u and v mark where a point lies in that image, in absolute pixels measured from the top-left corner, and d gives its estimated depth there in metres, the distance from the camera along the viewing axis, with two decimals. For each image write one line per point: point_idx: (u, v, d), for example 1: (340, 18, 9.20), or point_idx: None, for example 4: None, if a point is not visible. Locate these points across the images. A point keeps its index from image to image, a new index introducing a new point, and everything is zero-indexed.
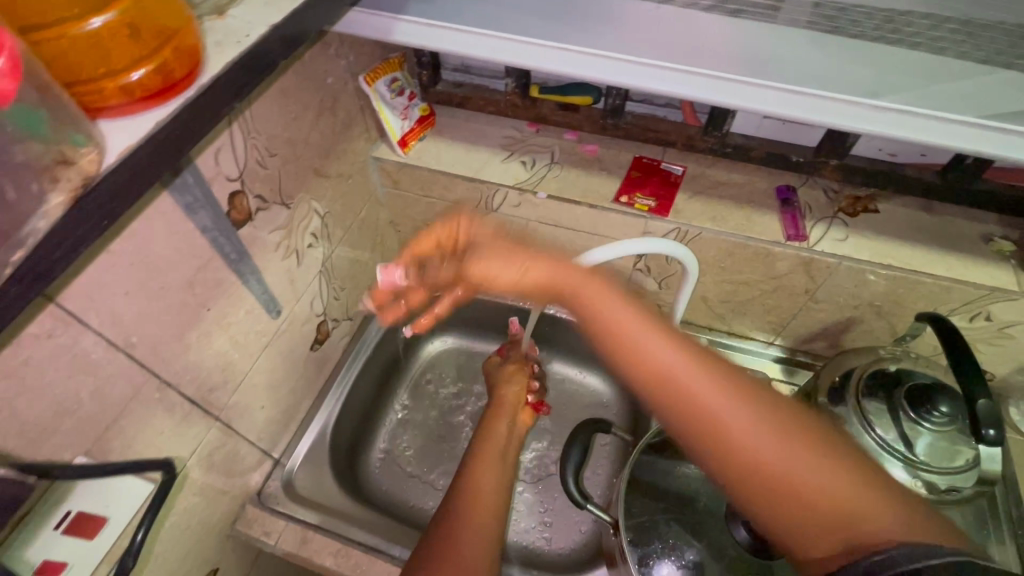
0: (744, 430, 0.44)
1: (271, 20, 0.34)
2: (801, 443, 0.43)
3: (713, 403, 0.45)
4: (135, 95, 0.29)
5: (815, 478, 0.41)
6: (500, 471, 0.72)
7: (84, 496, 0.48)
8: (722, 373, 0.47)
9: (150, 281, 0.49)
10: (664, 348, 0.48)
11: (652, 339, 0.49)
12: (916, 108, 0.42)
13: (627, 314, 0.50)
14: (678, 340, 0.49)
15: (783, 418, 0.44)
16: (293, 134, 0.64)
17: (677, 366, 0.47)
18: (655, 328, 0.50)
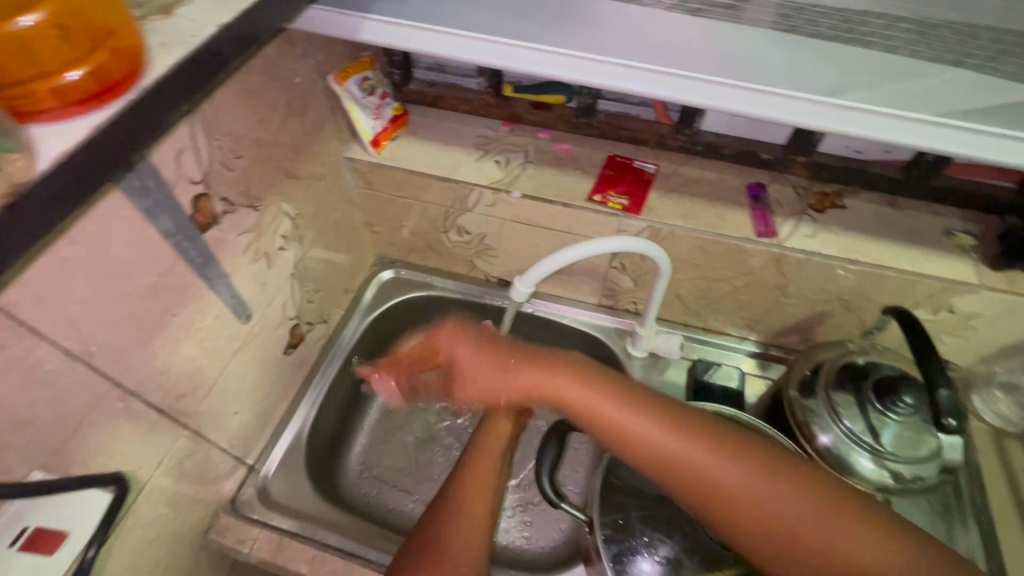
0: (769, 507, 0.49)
1: (222, 18, 0.32)
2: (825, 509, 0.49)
3: (762, 493, 0.49)
4: (69, 99, 0.27)
5: (851, 544, 0.47)
6: (496, 470, 0.63)
7: (39, 514, 0.47)
8: (762, 458, 0.51)
9: (109, 288, 0.48)
10: (715, 458, 0.50)
11: (715, 462, 0.50)
12: (877, 107, 0.42)
13: (665, 433, 0.51)
14: (738, 449, 0.51)
15: (807, 482, 0.50)
16: (260, 135, 0.63)
17: (727, 475, 0.49)
18: (691, 433, 0.51)
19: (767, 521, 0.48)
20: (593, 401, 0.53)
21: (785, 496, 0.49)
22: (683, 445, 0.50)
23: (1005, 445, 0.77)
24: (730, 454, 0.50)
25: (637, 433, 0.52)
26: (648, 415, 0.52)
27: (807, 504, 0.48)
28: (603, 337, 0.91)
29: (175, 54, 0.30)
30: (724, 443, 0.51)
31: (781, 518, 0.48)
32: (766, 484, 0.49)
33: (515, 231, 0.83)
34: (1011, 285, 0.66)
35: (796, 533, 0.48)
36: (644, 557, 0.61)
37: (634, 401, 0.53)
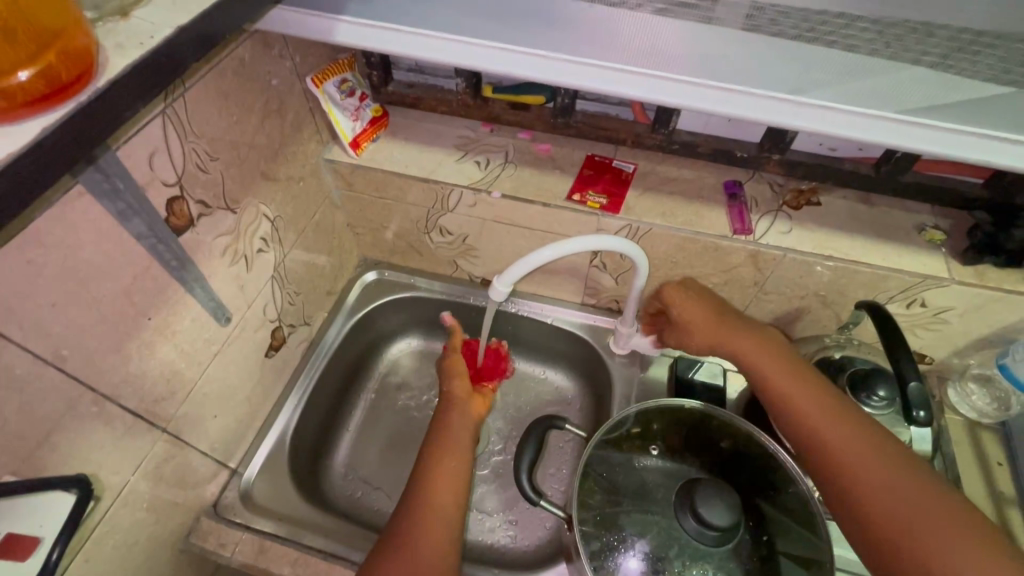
0: (888, 500, 0.50)
1: (178, 21, 0.32)
2: (950, 523, 0.48)
3: (885, 486, 0.51)
4: (17, 100, 0.26)
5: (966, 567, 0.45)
6: (458, 464, 0.70)
7: (14, 519, 0.46)
8: (905, 467, 0.52)
9: (80, 292, 0.48)
10: (853, 437, 0.54)
11: (851, 440, 0.54)
12: (839, 105, 0.45)
13: (816, 403, 0.58)
14: (881, 447, 0.53)
15: (942, 502, 0.49)
16: (236, 137, 0.63)
17: (865, 455, 0.53)
18: (839, 415, 0.56)
19: (875, 505, 0.51)
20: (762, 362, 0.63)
21: (904, 491, 0.50)
22: (831, 418, 0.56)
23: (979, 436, 0.79)
24: (877, 442, 0.54)
25: (788, 399, 0.59)
26: (812, 390, 0.59)
27: (930, 513, 0.48)
28: (587, 335, 0.92)
29: (130, 56, 0.30)
30: (875, 438, 0.54)
31: (891, 509, 0.50)
32: (887, 474, 0.51)
33: (497, 231, 0.83)
34: (981, 279, 0.67)
35: (908, 533, 0.48)
36: (627, 555, 0.62)
37: (794, 371, 0.61)
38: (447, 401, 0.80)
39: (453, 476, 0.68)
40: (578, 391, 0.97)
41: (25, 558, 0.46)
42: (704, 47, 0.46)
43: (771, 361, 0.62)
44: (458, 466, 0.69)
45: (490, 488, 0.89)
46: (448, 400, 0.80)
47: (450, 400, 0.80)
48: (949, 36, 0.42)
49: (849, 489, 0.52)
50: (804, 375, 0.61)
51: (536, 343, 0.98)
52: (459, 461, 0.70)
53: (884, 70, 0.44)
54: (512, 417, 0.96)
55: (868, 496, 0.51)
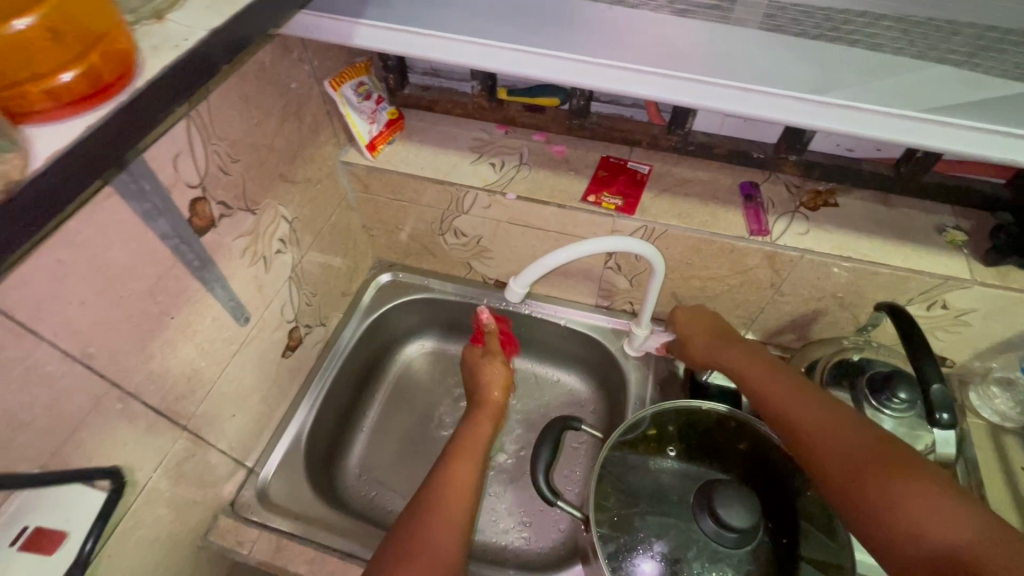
0: (842, 452, 0.53)
1: (210, 24, 0.33)
2: (899, 468, 0.49)
3: (851, 451, 0.52)
4: (63, 100, 0.27)
5: (926, 509, 0.45)
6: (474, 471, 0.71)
7: (42, 514, 0.47)
8: (875, 437, 0.53)
9: (108, 290, 0.49)
10: (820, 414, 0.57)
11: (819, 419, 0.56)
12: (860, 104, 0.45)
13: (788, 392, 0.61)
14: (853, 421, 0.55)
15: (912, 463, 0.49)
16: (256, 139, 0.64)
17: (834, 428, 0.55)
18: (813, 400, 0.59)
19: (827, 461, 0.53)
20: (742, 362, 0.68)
21: (853, 443, 0.53)
22: (803, 400, 0.59)
23: (1001, 440, 0.78)
24: (841, 417, 0.56)
25: (764, 393, 0.63)
26: (788, 381, 0.62)
27: (893, 474, 0.49)
28: (601, 337, 0.92)
29: (166, 59, 0.31)
30: (844, 414, 0.56)
31: (840, 462, 0.52)
32: (842, 431, 0.54)
33: (511, 233, 0.83)
34: (1005, 280, 0.66)
35: (874, 488, 0.49)
36: (643, 558, 0.61)
37: (766, 367, 0.66)
38: (483, 407, 0.82)
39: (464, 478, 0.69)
40: (591, 392, 0.97)
41: (50, 551, 0.48)
42: (723, 46, 0.47)
43: (748, 360, 0.68)
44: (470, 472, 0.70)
45: (504, 489, 0.89)
46: (484, 405, 0.82)
47: (484, 406, 0.82)
48: (974, 36, 0.41)
49: (810, 450, 0.55)
50: (775, 370, 0.65)
51: (549, 346, 0.98)
52: (474, 465, 0.71)
53: (907, 70, 0.43)
54: (526, 419, 0.96)
55: (822, 453, 0.54)
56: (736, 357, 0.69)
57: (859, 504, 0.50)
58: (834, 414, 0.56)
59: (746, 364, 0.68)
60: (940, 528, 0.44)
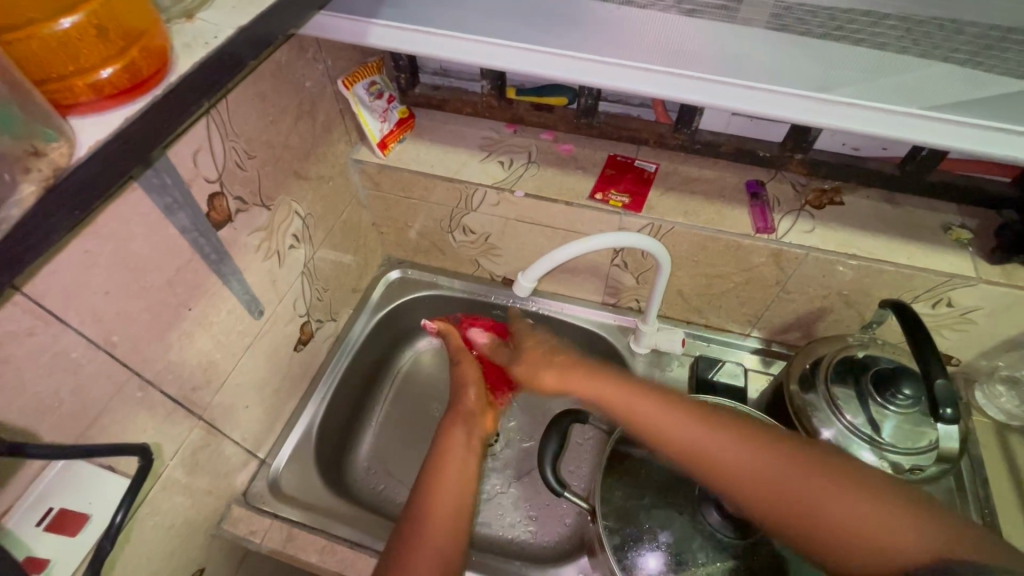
0: (755, 472, 0.53)
1: (238, 22, 0.34)
2: (814, 473, 0.51)
3: (767, 475, 0.53)
4: (103, 93, 0.29)
5: (852, 515, 0.48)
6: (464, 475, 0.70)
7: (65, 495, 0.49)
8: (781, 450, 0.54)
9: (130, 281, 0.50)
10: (722, 440, 0.56)
11: (719, 444, 0.56)
12: (863, 102, 0.45)
13: (680, 420, 0.59)
14: (756, 437, 0.56)
15: (823, 467, 0.52)
16: (271, 137, 0.65)
17: (740, 455, 0.55)
18: (706, 423, 0.59)
19: (744, 480, 0.54)
20: (619, 396, 0.65)
21: (759, 460, 0.54)
22: (699, 427, 0.58)
23: (1007, 438, 0.78)
24: (738, 436, 0.56)
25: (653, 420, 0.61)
26: (675, 406, 0.61)
27: (810, 481, 0.51)
28: (607, 334, 0.93)
29: (197, 56, 0.32)
30: (743, 432, 0.57)
31: (758, 479, 0.53)
32: (747, 452, 0.55)
33: (519, 230, 0.85)
34: (1009, 278, 0.66)
35: (802, 509, 0.50)
36: (649, 552, 0.62)
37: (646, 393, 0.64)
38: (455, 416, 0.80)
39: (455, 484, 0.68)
40: None
41: (74, 532, 0.49)
42: (730, 45, 0.48)
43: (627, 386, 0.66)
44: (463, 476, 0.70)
45: (511, 484, 0.90)
46: (456, 414, 0.81)
47: (459, 412, 0.81)
48: (977, 34, 0.42)
49: (722, 475, 0.55)
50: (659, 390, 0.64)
51: None
52: (465, 471, 0.71)
53: (911, 69, 0.44)
54: (533, 415, 0.97)
55: (737, 476, 0.54)
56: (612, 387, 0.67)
57: (798, 525, 0.50)
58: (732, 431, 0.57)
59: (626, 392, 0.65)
60: (870, 531, 0.47)
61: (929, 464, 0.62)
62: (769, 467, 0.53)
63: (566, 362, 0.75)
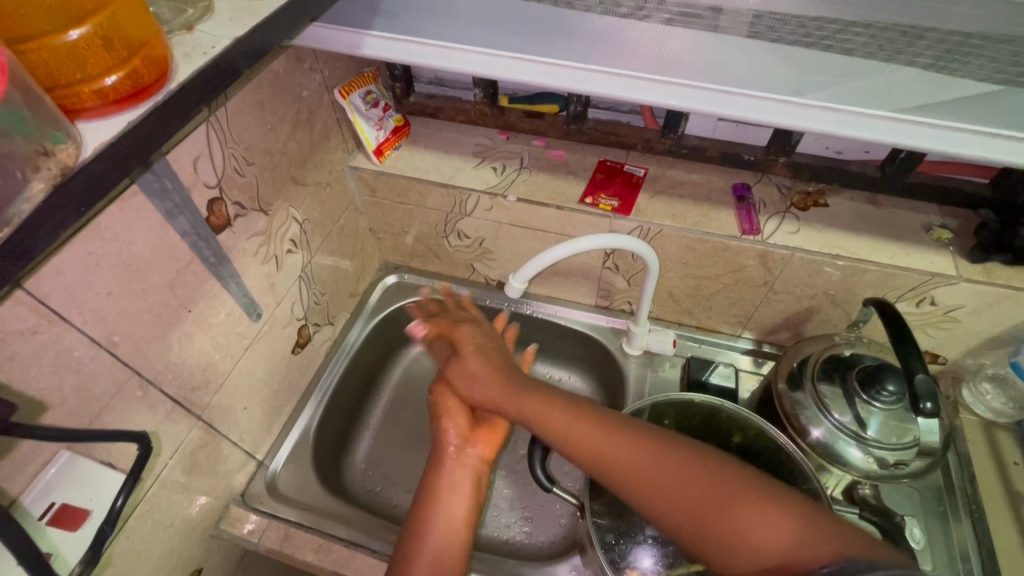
0: (671, 491, 0.53)
1: (235, 33, 0.36)
2: (730, 491, 0.51)
3: (674, 488, 0.53)
4: (109, 98, 0.30)
5: (753, 528, 0.48)
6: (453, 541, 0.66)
7: (66, 489, 0.50)
8: (691, 466, 0.54)
9: (131, 283, 0.52)
10: (629, 453, 0.56)
11: (634, 457, 0.56)
12: (838, 105, 0.48)
13: (593, 434, 0.59)
14: (665, 456, 0.55)
15: (729, 482, 0.52)
16: (269, 144, 0.67)
17: (649, 470, 0.55)
18: (619, 438, 0.58)
19: (667, 501, 0.53)
20: (534, 408, 0.64)
21: (675, 477, 0.53)
22: (612, 442, 0.58)
23: (994, 435, 0.79)
24: (649, 452, 0.56)
25: (569, 438, 0.60)
26: (581, 421, 0.61)
27: (726, 495, 0.51)
28: (600, 336, 0.94)
29: (195, 64, 0.34)
30: (651, 447, 0.56)
31: (678, 498, 0.52)
32: (662, 470, 0.54)
33: (512, 235, 0.86)
34: (989, 276, 0.68)
35: (706, 518, 0.50)
36: (639, 552, 0.64)
37: (554, 407, 0.63)
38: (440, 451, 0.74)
39: (444, 554, 0.64)
40: (591, 391, 0.99)
41: (75, 528, 0.50)
42: (711, 52, 0.49)
43: (537, 402, 0.65)
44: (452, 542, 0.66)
45: (505, 484, 0.91)
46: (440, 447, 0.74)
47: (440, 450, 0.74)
48: (938, 39, 0.43)
49: (643, 493, 0.54)
50: (565, 402, 0.63)
51: (549, 345, 1.01)
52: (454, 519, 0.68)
53: (881, 73, 0.46)
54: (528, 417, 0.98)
55: (657, 496, 0.53)
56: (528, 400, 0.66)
57: (716, 543, 0.49)
58: (645, 446, 0.57)
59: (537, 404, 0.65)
60: (772, 542, 0.47)
61: (913, 459, 0.63)
62: (688, 482, 0.53)
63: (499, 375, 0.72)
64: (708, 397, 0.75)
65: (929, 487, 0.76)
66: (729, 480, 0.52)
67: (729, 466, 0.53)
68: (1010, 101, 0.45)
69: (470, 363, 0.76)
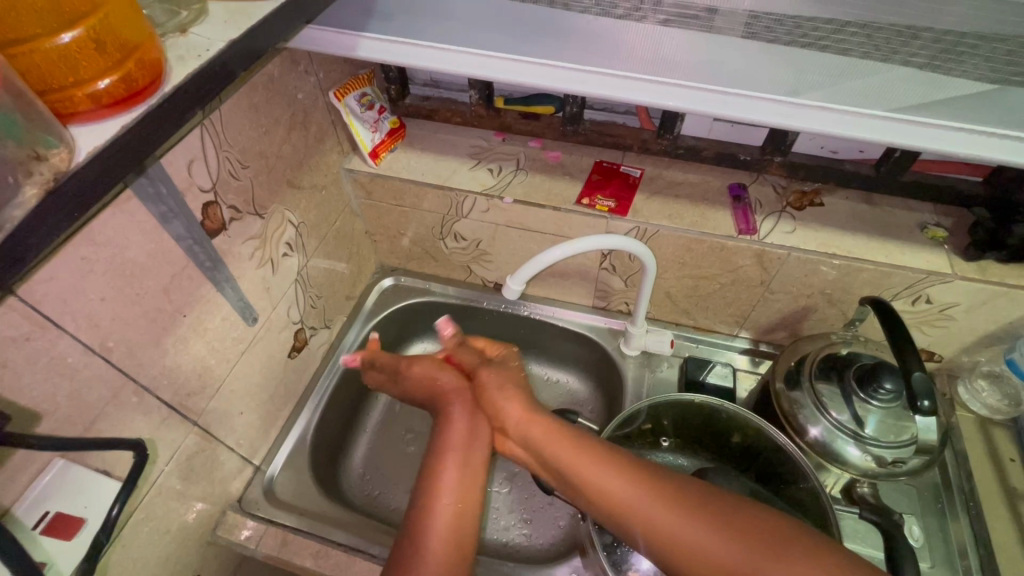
0: (706, 548, 0.53)
1: (229, 35, 0.36)
2: (765, 549, 0.52)
3: (650, 509, 0.57)
4: (101, 102, 0.30)
5: None
6: (457, 531, 0.63)
7: (59, 498, 0.49)
8: (672, 490, 0.58)
9: (125, 288, 0.52)
10: (659, 505, 0.57)
11: (664, 512, 0.56)
12: (834, 105, 0.48)
13: (618, 480, 0.59)
14: (651, 480, 0.59)
15: (757, 532, 0.53)
16: (264, 147, 0.67)
17: (630, 493, 0.58)
18: (617, 467, 0.61)
19: (702, 559, 0.53)
20: (552, 440, 0.66)
21: (708, 534, 0.54)
22: (642, 492, 0.58)
23: (990, 432, 0.79)
24: (680, 503, 0.56)
25: (592, 483, 0.60)
26: (581, 443, 0.64)
27: (761, 553, 0.51)
28: (598, 337, 0.94)
29: (190, 67, 0.34)
30: (637, 471, 0.60)
31: (715, 555, 0.53)
32: (696, 528, 0.54)
33: (509, 236, 0.86)
34: (983, 274, 0.68)
35: (675, 540, 0.55)
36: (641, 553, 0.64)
37: (577, 448, 0.64)
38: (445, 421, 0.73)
39: (450, 545, 0.62)
40: (589, 392, 0.99)
41: (68, 536, 0.49)
42: (709, 53, 0.49)
43: (560, 436, 0.66)
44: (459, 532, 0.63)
45: (503, 487, 0.90)
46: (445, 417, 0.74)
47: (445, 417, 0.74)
48: (933, 39, 0.43)
49: (678, 554, 0.54)
50: (586, 442, 0.64)
51: (547, 346, 1.01)
52: (462, 510, 0.64)
53: (872, 73, 0.46)
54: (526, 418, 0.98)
55: (692, 555, 0.53)
56: (552, 433, 0.67)
57: None
58: (675, 497, 0.57)
59: (558, 441, 0.66)
60: None
61: (912, 456, 0.64)
62: (723, 538, 0.53)
63: (526, 398, 0.73)
64: (708, 398, 0.74)
65: (926, 484, 0.77)
66: (764, 535, 0.53)
67: (763, 518, 0.54)
68: (1004, 100, 0.45)
69: (496, 373, 0.76)
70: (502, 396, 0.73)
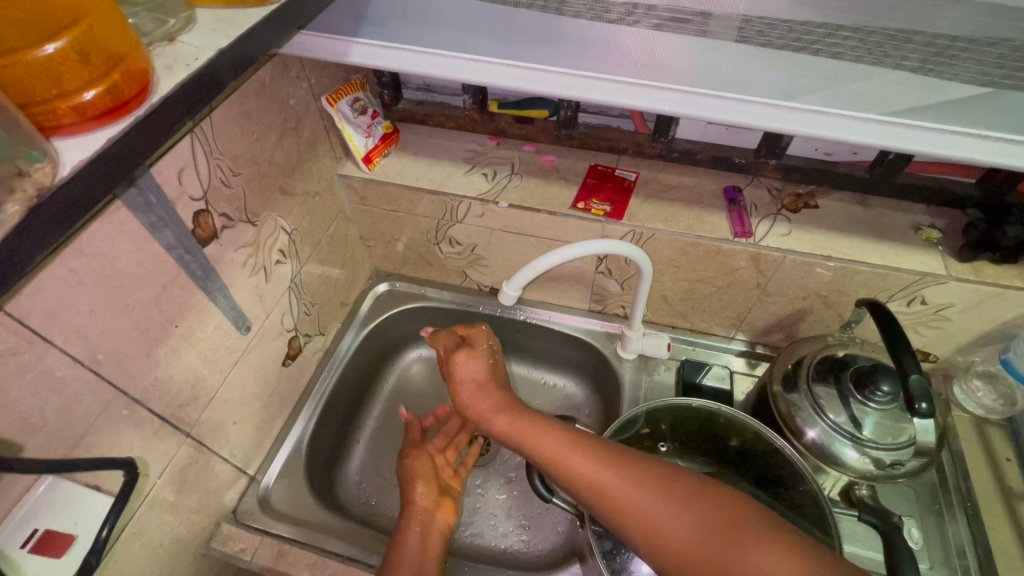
0: (672, 524, 0.54)
1: (219, 43, 0.35)
2: (730, 525, 0.52)
3: (617, 488, 0.57)
4: (87, 114, 0.29)
5: (760, 565, 0.49)
6: (423, 557, 0.70)
7: (49, 515, 0.48)
8: (653, 475, 0.58)
9: (115, 298, 0.51)
10: (625, 482, 0.57)
11: (630, 489, 0.57)
12: (829, 109, 0.48)
13: (587, 461, 0.60)
14: (626, 464, 0.59)
15: (721, 509, 0.54)
16: (256, 154, 0.66)
17: (602, 478, 0.58)
18: (586, 450, 0.61)
19: (668, 537, 0.53)
20: (520, 428, 0.67)
21: (674, 511, 0.54)
22: (609, 471, 0.59)
23: (986, 432, 0.79)
24: (646, 482, 0.57)
25: (562, 463, 0.61)
26: (560, 432, 0.64)
27: (728, 531, 0.52)
28: (594, 341, 0.94)
29: (178, 77, 0.33)
30: (618, 460, 0.60)
31: (681, 533, 0.53)
32: (662, 504, 0.55)
33: (504, 241, 0.86)
34: (978, 275, 0.68)
35: (645, 517, 0.55)
36: (639, 560, 0.64)
37: (546, 432, 0.65)
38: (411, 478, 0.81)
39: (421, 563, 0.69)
40: (587, 396, 0.99)
41: (58, 554, 0.49)
42: (701, 57, 0.48)
43: (528, 423, 0.67)
44: (427, 554, 0.70)
45: (501, 492, 0.90)
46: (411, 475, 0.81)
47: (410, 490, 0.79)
48: (925, 42, 0.43)
49: (645, 530, 0.54)
50: (554, 428, 0.65)
51: (543, 351, 1.01)
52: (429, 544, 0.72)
53: (867, 76, 0.46)
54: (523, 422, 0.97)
55: (660, 531, 0.54)
56: (520, 421, 0.68)
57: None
58: (642, 476, 0.58)
59: (527, 428, 0.66)
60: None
61: (909, 458, 0.64)
62: (690, 516, 0.54)
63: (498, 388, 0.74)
64: (706, 401, 0.74)
65: (924, 485, 0.77)
66: (729, 514, 0.53)
67: (729, 498, 0.55)
68: (997, 104, 0.45)
69: (469, 363, 0.77)
70: (469, 388, 0.75)
